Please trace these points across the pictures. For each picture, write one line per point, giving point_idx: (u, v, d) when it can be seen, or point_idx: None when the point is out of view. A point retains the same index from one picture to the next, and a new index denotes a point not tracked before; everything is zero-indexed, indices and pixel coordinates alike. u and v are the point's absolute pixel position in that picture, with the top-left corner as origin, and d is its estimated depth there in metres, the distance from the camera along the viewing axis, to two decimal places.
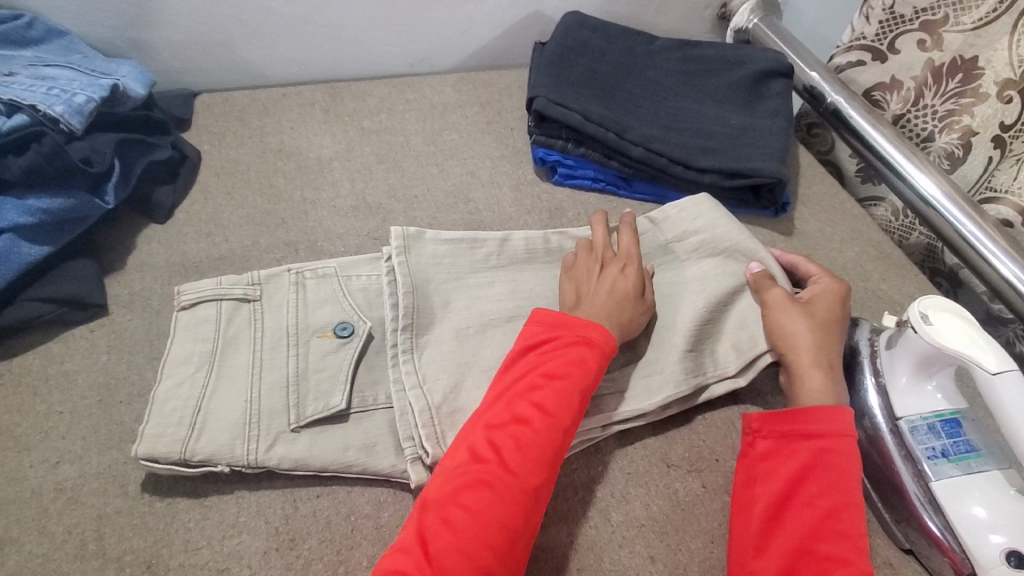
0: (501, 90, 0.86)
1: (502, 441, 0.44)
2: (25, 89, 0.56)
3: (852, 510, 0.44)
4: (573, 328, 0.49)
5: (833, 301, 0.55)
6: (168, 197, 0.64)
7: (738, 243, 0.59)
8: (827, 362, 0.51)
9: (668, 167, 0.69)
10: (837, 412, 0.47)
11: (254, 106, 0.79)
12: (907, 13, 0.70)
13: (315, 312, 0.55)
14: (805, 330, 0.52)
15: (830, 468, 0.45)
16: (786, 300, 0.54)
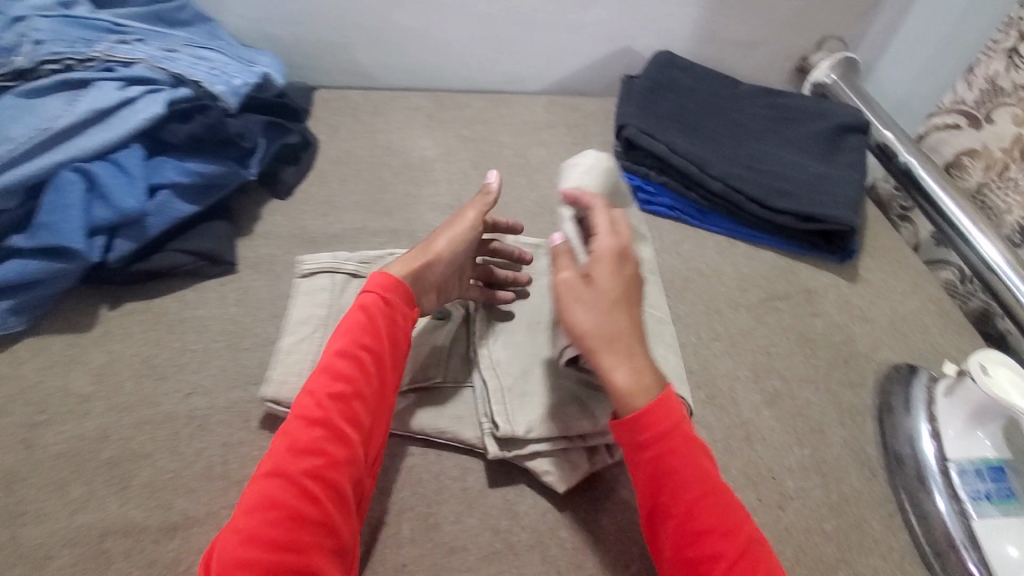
0: (587, 115, 0.93)
1: (288, 441, 0.44)
2: (190, 66, 0.64)
3: (708, 502, 0.43)
4: (348, 317, 0.50)
5: (615, 265, 0.48)
6: (292, 177, 0.72)
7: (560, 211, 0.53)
8: (614, 347, 0.46)
9: (745, 204, 0.74)
10: (653, 410, 0.44)
11: (366, 106, 0.87)
12: (1007, 87, 0.75)
13: None
14: (582, 316, 0.47)
15: (670, 474, 0.43)
16: (572, 284, 0.48)
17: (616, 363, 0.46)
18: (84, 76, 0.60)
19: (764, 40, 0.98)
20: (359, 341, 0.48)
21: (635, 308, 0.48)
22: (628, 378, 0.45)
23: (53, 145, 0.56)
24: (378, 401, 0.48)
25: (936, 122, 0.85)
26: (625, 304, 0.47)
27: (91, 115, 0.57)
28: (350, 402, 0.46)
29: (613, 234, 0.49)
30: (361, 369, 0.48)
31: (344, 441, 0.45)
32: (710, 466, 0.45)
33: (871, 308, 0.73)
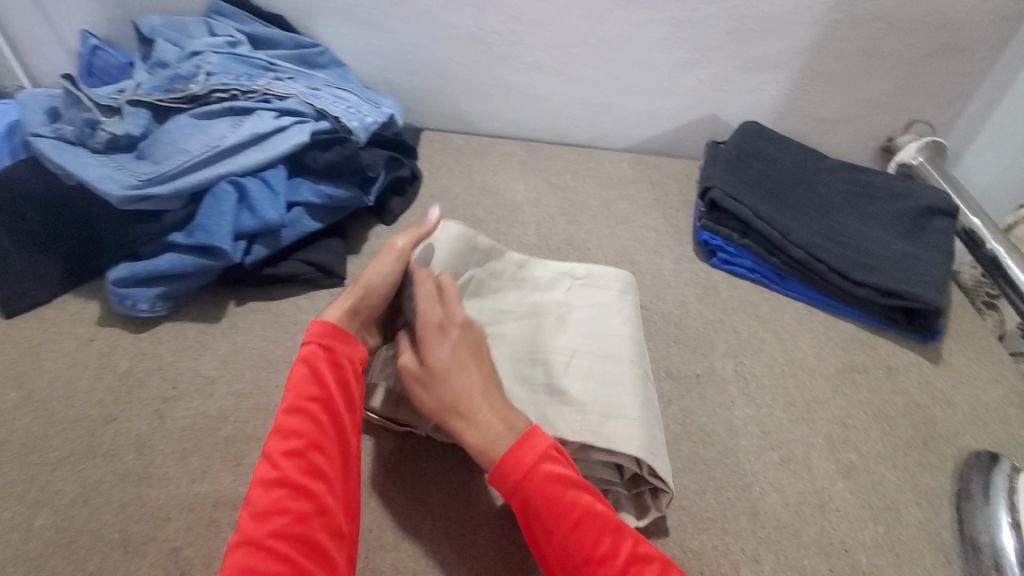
0: (670, 175, 0.97)
1: (253, 505, 0.43)
2: (333, 103, 0.73)
3: (578, 535, 0.44)
4: (297, 372, 0.50)
5: (440, 335, 0.52)
6: (399, 206, 0.80)
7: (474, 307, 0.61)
8: (461, 415, 0.49)
9: (826, 273, 0.76)
10: (507, 457, 0.46)
11: (465, 149, 0.95)
12: None
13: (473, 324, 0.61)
14: (423, 394, 0.50)
15: (537, 515, 0.45)
16: (405, 359, 0.52)
17: (466, 428, 0.49)
18: (247, 105, 0.70)
19: (850, 118, 1.01)
20: (305, 395, 0.48)
21: (469, 368, 0.51)
22: (477, 440, 0.48)
23: (216, 160, 0.66)
24: (339, 448, 0.47)
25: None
26: (457, 369, 0.50)
27: (250, 138, 0.66)
28: (306, 455, 0.45)
29: (435, 306, 0.54)
30: (313, 420, 0.47)
31: (307, 494, 0.44)
32: (580, 494, 0.45)
33: (955, 392, 0.72)
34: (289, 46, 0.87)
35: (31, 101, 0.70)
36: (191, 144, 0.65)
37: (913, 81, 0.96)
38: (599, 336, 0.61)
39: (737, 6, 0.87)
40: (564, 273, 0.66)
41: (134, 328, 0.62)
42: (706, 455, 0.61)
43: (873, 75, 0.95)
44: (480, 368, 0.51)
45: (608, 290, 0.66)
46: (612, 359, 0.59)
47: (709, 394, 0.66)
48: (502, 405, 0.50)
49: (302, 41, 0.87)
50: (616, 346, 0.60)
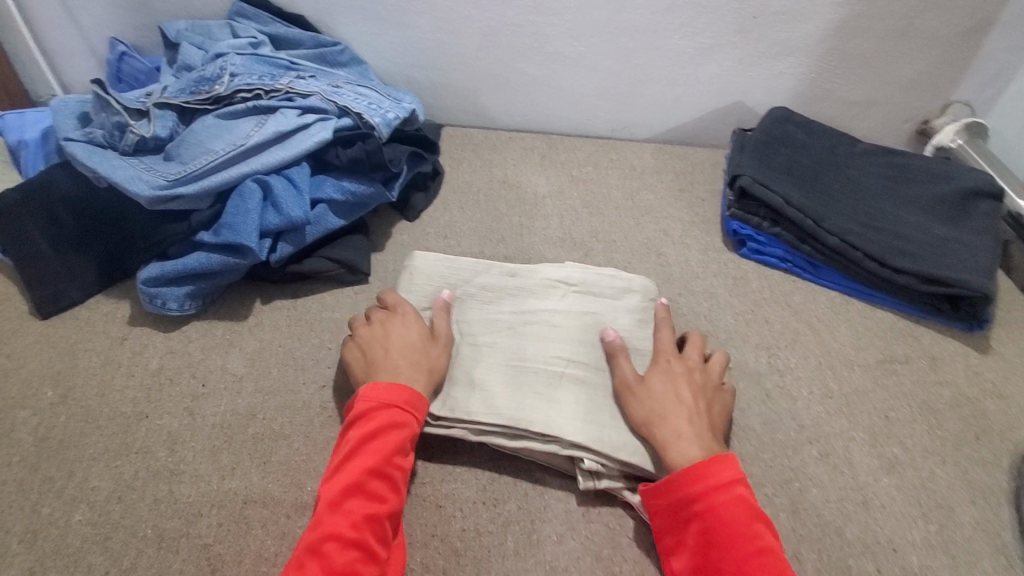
0: (694, 164, 0.95)
1: (325, 563, 0.43)
2: (354, 101, 0.73)
3: (759, 561, 0.44)
4: (381, 424, 0.50)
5: (666, 361, 0.57)
6: (421, 202, 0.80)
7: (471, 333, 0.62)
8: (664, 433, 0.52)
9: (862, 261, 0.73)
10: (709, 464, 0.48)
11: (486, 143, 0.94)
12: None
13: (473, 332, 0.62)
14: (632, 402, 0.55)
15: (722, 527, 0.46)
16: (624, 384, 0.56)
17: (667, 443, 0.51)
18: (271, 104, 0.70)
19: (882, 101, 0.98)
20: (393, 461, 0.48)
21: (688, 399, 0.54)
22: (677, 453, 0.50)
23: (241, 159, 0.66)
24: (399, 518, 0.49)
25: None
26: (671, 390, 0.54)
27: (274, 136, 0.67)
28: (382, 522, 0.46)
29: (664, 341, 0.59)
30: (392, 486, 0.48)
31: (376, 561, 0.45)
32: (762, 525, 0.46)
33: (1008, 384, 0.68)
34: (309, 45, 0.88)
35: (63, 106, 0.72)
36: (217, 144, 0.66)
37: (949, 61, 0.92)
38: (590, 348, 0.61)
39: None
40: (559, 281, 0.65)
41: (163, 327, 0.63)
42: (741, 451, 0.59)
43: (907, 56, 0.92)
44: (697, 399, 0.54)
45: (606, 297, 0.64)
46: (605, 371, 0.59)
47: (743, 388, 0.64)
48: (711, 438, 0.51)
49: (322, 40, 0.87)
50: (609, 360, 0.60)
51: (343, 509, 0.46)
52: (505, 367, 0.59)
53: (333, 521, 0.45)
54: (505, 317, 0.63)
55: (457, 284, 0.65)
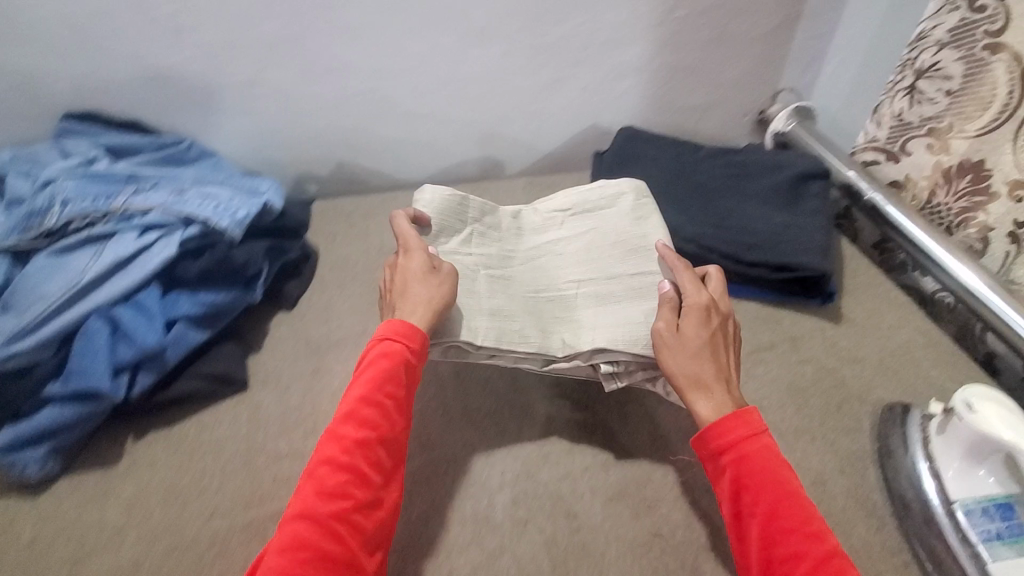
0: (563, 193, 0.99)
1: (321, 482, 0.52)
2: (199, 205, 0.70)
3: (788, 503, 0.50)
4: (377, 355, 0.58)
5: (706, 315, 0.62)
6: (296, 289, 0.77)
7: (490, 266, 0.72)
8: (699, 392, 0.58)
9: (717, 262, 0.79)
10: (737, 416, 0.54)
11: (357, 210, 0.93)
12: (915, 121, 0.89)
13: (491, 265, 0.72)
14: (669, 355, 0.60)
15: (752, 473, 0.52)
16: (665, 331, 0.61)
17: (699, 399, 0.57)
18: (107, 229, 0.67)
19: (720, 101, 1.06)
20: (382, 389, 0.56)
21: (718, 355, 0.60)
22: (706, 410, 0.56)
23: (83, 296, 0.64)
24: (395, 448, 0.56)
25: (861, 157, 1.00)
26: (709, 347, 0.60)
27: (113, 265, 0.65)
28: (372, 448, 0.54)
29: (700, 290, 0.64)
30: (383, 415, 0.56)
31: (366, 486, 0.52)
32: (792, 475, 0.53)
33: (859, 349, 0.76)
34: (150, 149, 0.85)
35: None
36: (51, 287, 0.62)
37: (767, 56, 1.01)
38: (594, 261, 0.72)
39: (584, 25, 0.89)
40: (556, 212, 0.78)
41: (24, 495, 0.59)
42: (632, 476, 0.63)
43: (730, 58, 0.99)
44: (725, 359, 0.61)
45: (597, 210, 0.77)
46: (613, 279, 0.70)
47: (631, 412, 0.68)
48: (737, 396, 0.58)
49: (163, 142, 0.85)
50: (614, 267, 0.71)
51: (340, 437, 0.54)
52: (525, 292, 0.70)
53: (330, 448, 0.53)
54: (519, 252, 0.75)
55: (468, 222, 0.74)
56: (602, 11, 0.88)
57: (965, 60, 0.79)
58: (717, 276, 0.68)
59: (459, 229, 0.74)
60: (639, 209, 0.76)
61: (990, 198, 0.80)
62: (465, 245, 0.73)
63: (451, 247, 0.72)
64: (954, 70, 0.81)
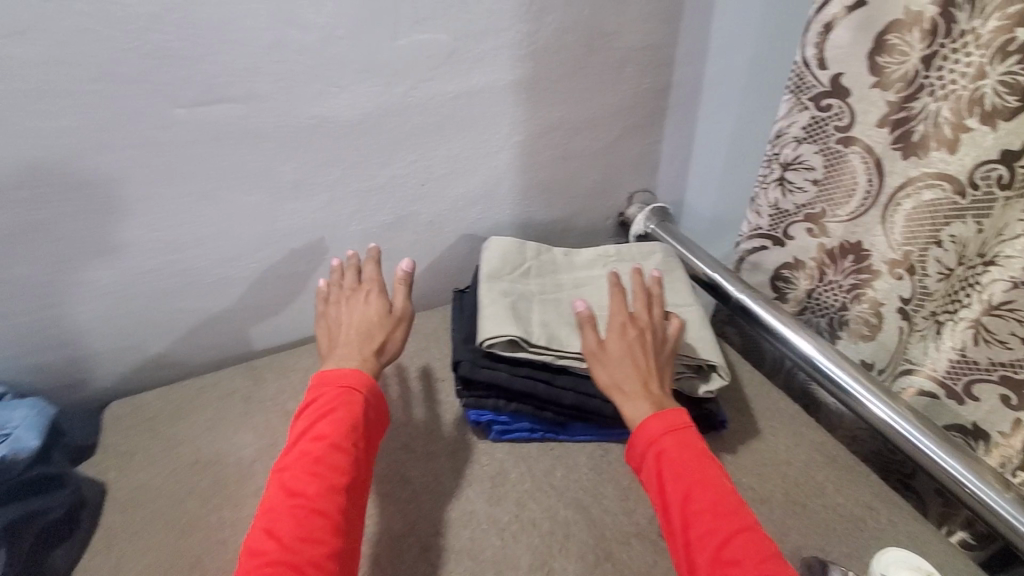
0: (427, 338, 0.87)
1: (287, 526, 0.51)
2: None
3: (707, 483, 0.55)
4: (337, 398, 0.60)
5: (621, 329, 0.69)
6: (62, 560, 0.58)
7: (541, 292, 0.79)
8: (622, 395, 0.64)
9: (601, 407, 0.70)
10: (659, 414, 0.60)
11: (167, 410, 0.73)
12: (790, 208, 0.78)
13: (541, 291, 0.79)
14: (599, 368, 0.67)
15: (670, 464, 0.56)
16: (592, 344, 0.68)
17: (624, 403, 0.63)
18: None
19: (582, 211, 1.00)
20: (350, 435, 0.58)
21: (639, 359, 0.66)
22: (634, 412, 0.62)
23: None
24: (359, 498, 0.57)
25: (744, 247, 0.87)
26: (629, 358, 0.66)
27: None
28: (342, 493, 0.54)
29: (625, 308, 0.71)
30: (352, 461, 0.57)
31: (338, 534, 0.52)
32: (711, 463, 0.56)
33: (764, 485, 0.69)
34: None
35: None
36: None
37: (617, 165, 0.97)
38: (632, 291, 0.79)
39: (416, 160, 0.81)
40: (600, 255, 0.84)
41: None
42: None
43: (582, 170, 0.95)
44: (647, 363, 0.66)
45: (634, 258, 0.84)
46: None
47: None
48: (658, 395, 0.63)
49: None
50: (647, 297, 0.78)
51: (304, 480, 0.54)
52: (569, 312, 0.76)
53: (299, 497, 0.53)
54: (569, 284, 0.81)
55: (522, 264, 0.82)
56: (431, 146, 0.81)
57: (824, 153, 0.71)
58: (653, 294, 0.74)
59: (517, 268, 0.81)
60: (668, 264, 0.84)
61: (876, 274, 0.73)
62: (519, 280, 0.80)
63: (508, 281, 0.79)
64: (816, 161, 0.73)
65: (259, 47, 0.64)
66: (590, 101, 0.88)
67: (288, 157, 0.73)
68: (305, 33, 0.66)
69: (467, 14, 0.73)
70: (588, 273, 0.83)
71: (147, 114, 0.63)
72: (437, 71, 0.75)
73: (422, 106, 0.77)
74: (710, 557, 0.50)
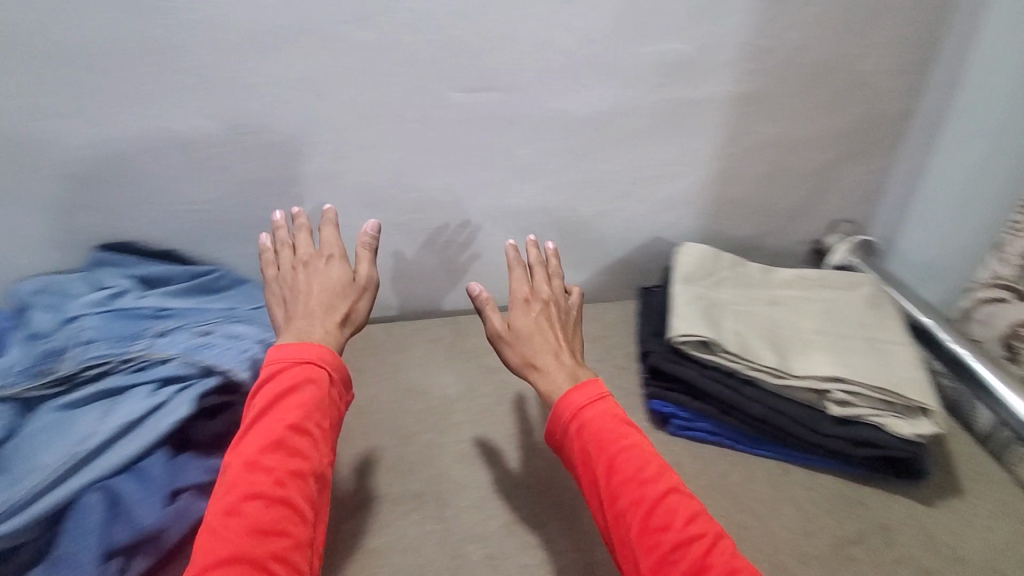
0: (608, 326, 0.92)
1: (250, 512, 0.51)
2: (220, 353, 0.68)
3: (627, 454, 0.58)
4: (297, 374, 0.60)
5: (525, 307, 0.71)
6: None
7: (732, 301, 0.82)
8: (537, 370, 0.66)
9: (789, 426, 0.71)
10: (585, 386, 0.63)
11: (388, 341, 0.89)
12: None
13: (732, 300, 0.82)
14: (509, 348, 0.68)
15: (595, 440, 0.59)
16: (497, 324, 0.69)
17: (539, 377, 0.66)
18: (124, 383, 0.65)
19: (776, 232, 0.99)
20: (314, 418, 0.58)
21: (547, 337, 0.68)
22: (546, 386, 0.65)
23: (78, 467, 0.58)
24: (321, 482, 0.57)
25: (980, 296, 0.83)
26: (538, 333, 0.69)
27: (122, 427, 0.60)
28: (307, 479, 0.55)
29: (523, 286, 0.72)
30: (314, 444, 0.57)
31: (302, 522, 0.53)
32: (631, 429, 0.60)
33: (961, 546, 0.66)
34: (183, 278, 0.81)
35: None
36: (51, 455, 0.58)
37: (822, 190, 0.95)
38: (832, 320, 0.79)
39: (630, 161, 0.87)
40: (799, 278, 0.86)
41: None
42: None
43: (786, 191, 0.95)
44: (555, 339, 0.69)
45: (836, 288, 0.84)
46: (844, 336, 0.77)
47: None
48: (568, 369, 0.66)
49: (196, 271, 0.82)
50: (848, 329, 0.78)
51: (267, 467, 0.54)
52: (762, 326, 0.78)
53: (256, 477, 0.53)
54: (763, 299, 0.83)
55: (717, 272, 0.85)
56: (648, 147, 0.86)
57: None
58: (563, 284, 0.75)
59: (711, 275, 0.84)
60: (875, 300, 0.83)
61: None
62: (712, 286, 0.83)
63: (701, 285, 0.83)
64: None
65: (528, 46, 0.74)
66: (811, 122, 0.88)
67: (525, 143, 0.82)
68: (569, 36, 0.74)
69: (713, 28, 0.77)
70: (783, 294, 0.84)
71: (432, 95, 0.76)
72: (672, 79, 0.80)
73: (650, 110, 0.83)
74: (637, 526, 0.54)
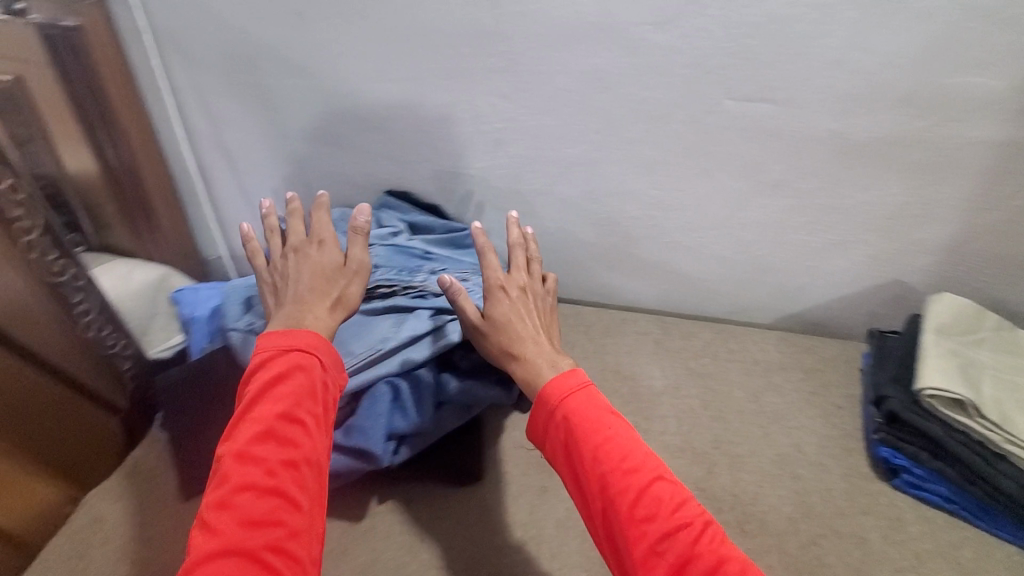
0: (824, 360, 0.93)
1: (241, 502, 0.52)
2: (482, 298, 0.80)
3: (614, 439, 0.56)
4: (285, 365, 0.60)
5: (498, 292, 0.71)
6: None
7: (990, 366, 0.75)
8: (518, 362, 0.67)
9: None
10: (553, 380, 0.62)
11: (598, 325, 0.99)
12: None
13: (992, 363, 0.75)
14: (483, 335, 0.70)
15: (577, 425, 0.57)
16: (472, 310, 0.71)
17: (516, 364, 0.67)
18: (409, 304, 0.77)
19: None
20: (303, 406, 0.58)
21: (518, 325, 0.69)
22: (524, 372, 0.66)
23: (375, 362, 0.73)
24: (320, 469, 0.57)
25: None
26: (514, 318, 0.70)
27: (409, 339, 0.74)
28: (299, 468, 0.55)
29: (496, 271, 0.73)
30: (307, 433, 0.57)
31: (296, 511, 0.53)
32: (616, 419, 0.57)
33: None
34: (440, 229, 0.94)
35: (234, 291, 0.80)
36: (358, 346, 0.73)
37: None
38: None
39: (896, 196, 0.82)
40: None
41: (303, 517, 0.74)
42: None
43: None
44: (523, 326, 0.69)
45: None
46: None
47: None
48: (539, 364, 0.65)
49: (452, 226, 0.93)
50: None
51: (259, 459, 0.54)
52: None
53: (247, 468, 0.53)
54: None
55: (977, 330, 0.78)
56: (921, 184, 0.80)
57: None
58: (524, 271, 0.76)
59: (970, 332, 0.78)
60: None
61: None
62: (970, 344, 0.77)
63: (957, 340, 0.77)
64: None
65: (821, 61, 0.73)
66: None
67: (783, 160, 0.82)
68: (870, 58, 0.71)
69: None
70: None
71: (707, 98, 0.78)
72: (977, 114, 0.73)
73: (938, 143, 0.76)
74: (628, 502, 0.52)
